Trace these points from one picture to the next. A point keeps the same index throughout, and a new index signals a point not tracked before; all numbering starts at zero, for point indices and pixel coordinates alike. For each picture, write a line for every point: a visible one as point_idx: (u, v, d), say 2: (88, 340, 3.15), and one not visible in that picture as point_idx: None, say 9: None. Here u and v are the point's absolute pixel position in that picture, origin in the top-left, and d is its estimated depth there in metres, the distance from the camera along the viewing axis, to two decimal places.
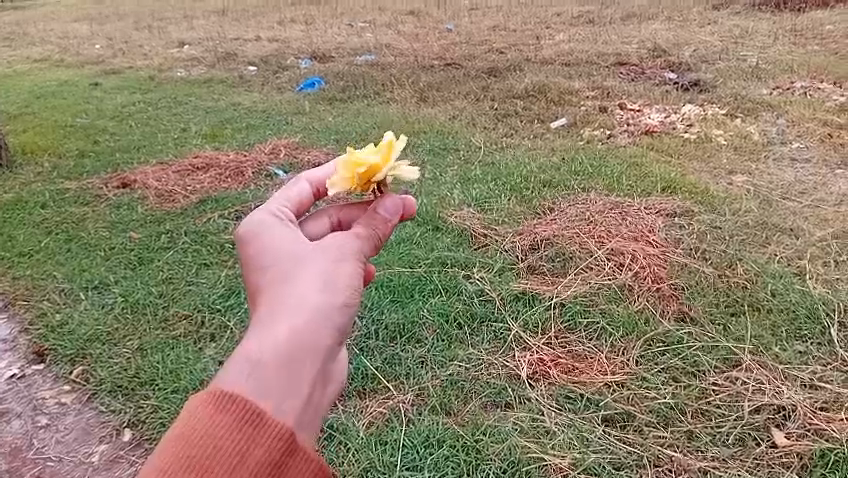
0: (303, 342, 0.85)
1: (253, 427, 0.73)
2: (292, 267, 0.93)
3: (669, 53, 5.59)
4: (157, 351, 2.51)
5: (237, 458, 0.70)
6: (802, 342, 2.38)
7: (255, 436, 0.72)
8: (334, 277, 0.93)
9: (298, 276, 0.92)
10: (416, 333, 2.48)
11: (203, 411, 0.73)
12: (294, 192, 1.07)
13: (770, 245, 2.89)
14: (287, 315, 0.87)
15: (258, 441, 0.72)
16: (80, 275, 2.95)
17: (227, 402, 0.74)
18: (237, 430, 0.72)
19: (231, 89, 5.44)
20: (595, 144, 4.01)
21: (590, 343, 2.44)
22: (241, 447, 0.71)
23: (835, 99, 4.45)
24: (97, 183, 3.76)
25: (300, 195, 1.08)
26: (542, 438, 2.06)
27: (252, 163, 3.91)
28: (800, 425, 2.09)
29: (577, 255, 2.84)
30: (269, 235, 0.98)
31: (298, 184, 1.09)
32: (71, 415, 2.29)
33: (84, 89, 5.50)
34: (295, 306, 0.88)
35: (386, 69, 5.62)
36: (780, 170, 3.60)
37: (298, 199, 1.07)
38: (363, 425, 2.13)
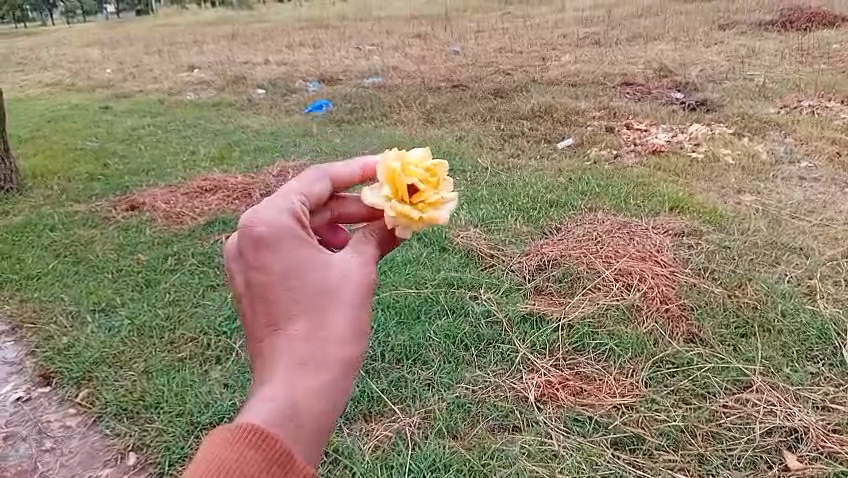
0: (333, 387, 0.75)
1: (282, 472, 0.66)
2: (319, 281, 0.80)
3: (675, 73, 5.61)
4: (163, 374, 2.50)
5: None
6: (814, 363, 2.35)
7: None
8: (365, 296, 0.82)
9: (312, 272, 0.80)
10: (422, 355, 2.46)
11: (228, 449, 0.65)
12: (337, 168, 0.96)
13: (779, 264, 2.87)
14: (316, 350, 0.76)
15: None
16: (87, 298, 2.95)
17: (254, 448, 0.66)
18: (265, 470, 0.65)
19: (240, 113, 5.49)
20: (602, 164, 4.01)
21: (599, 365, 2.41)
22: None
23: (842, 118, 4.44)
24: (105, 206, 3.78)
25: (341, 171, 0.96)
26: (550, 462, 2.03)
27: (259, 185, 3.93)
28: (813, 447, 2.05)
29: (585, 276, 2.82)
30: (282, 222, 0.82)
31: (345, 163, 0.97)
32: (75, 438, 2.28)
33: (94, 113, 5.55)
34: (327, 338, 0.77)
35: (394, 91, 5.66)
36: (789, 189, 3.58)
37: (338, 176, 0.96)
38: (369, 448, 2.10)
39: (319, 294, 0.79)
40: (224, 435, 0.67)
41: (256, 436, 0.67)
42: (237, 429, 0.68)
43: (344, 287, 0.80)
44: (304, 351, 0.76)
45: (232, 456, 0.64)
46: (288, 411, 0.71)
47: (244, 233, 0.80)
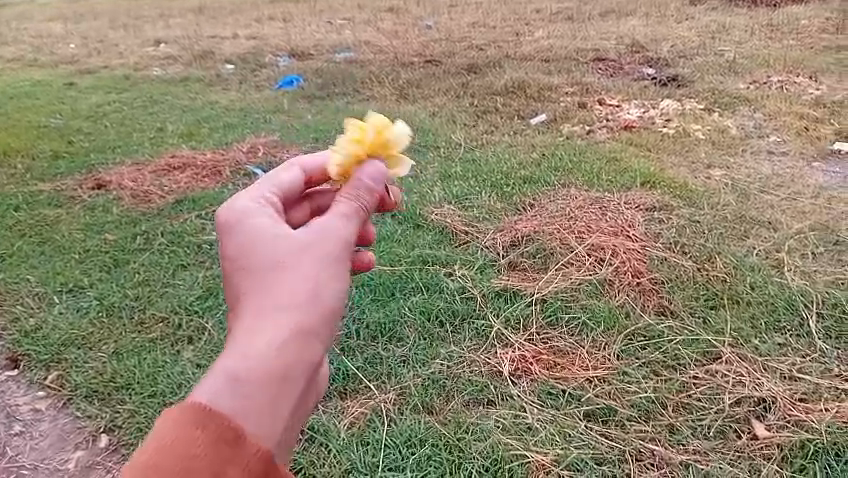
0: (290, 357, 0.92)
1: (233, 447, 0.81)
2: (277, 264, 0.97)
3: (647, 49, 5.61)
4: (134, 355, 2.47)
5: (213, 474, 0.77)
6: (781, 334, 2.40)
7: (236, 457, 0.80)
8: (320, 271, 0.98)
9: (273, 258, 0.98)
10: (397, 332, 2.46)
11: (176, 423, 0.80)
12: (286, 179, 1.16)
13: (749, 238, 2.91)
14: (274, 326, 0.92)
15: (236, 464, 0.80)
16: (54, 278, 2.89)
17: (208, 424, 0.81)
18: (213, 447, 0.80)
19: (209, 88, 5.38)
20: (575, 140, 4.01)
21: (572, 339, 2.43)
22: (219, 468, 0.78)
23: (810, 94, 4.50)
24: (71, 184, 3.69)
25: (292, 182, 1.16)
26: (524, 435, 2.05)
27: (229, 162, 3.86)
28: (780, 416, 2.10)
29: (558, 251, 2.84)
30: (250, 213, 1.04)
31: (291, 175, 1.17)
32: (45, 421, 2.25)
33: (57, 90, 5.40)
34: (278, 315, 0.94)
35: (366, 66, 5.58)
36: (758, 164, 3.63)
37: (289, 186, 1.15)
38: (344, 425, 2.11)
39: (269, 276, 0.97)
40: (182, 409, 0.82)
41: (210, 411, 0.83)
42: (197, 400, 0.84)
43: (291, 267, 0.97)
44: (253, 327, 0.92)
45: (180, 434, 0.79)
46: (244, 382, 0.88)
47: (220, 229, 1.03)
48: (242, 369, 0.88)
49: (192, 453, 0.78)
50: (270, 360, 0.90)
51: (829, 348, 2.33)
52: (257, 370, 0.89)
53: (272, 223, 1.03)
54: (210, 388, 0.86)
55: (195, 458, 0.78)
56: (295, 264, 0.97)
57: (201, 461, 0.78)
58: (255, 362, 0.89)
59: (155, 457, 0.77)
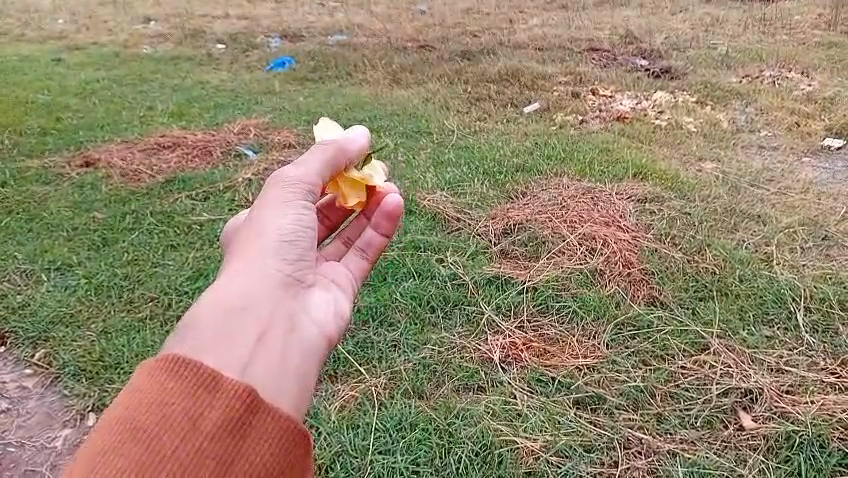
0: (245, 298, 1.06)
1: (207, 391, 0.81)
2: (239, 234, 1.18)
3: (641, 40, 5.60)
4: (123, 334, 2.46)
5: (192, 424, 0.78)
6: (769, 327, 2.42)
7: (212, 400, 0.80)
8: (266, 228, 1.16)
9: (241, 233, 1.17)
10: (388, 316, 2.47)
11: (146, 383, 0.81)
12: None
13: (739, 231, 2.93)
14: (233, 277, 1.09)
15: (213, 406, 0.80)
16: (42, 256, 2.87)
17: (178, 375, 0.82)
18: (192, 396, 0.80)
19: (199, 68, 5.32)
20: (568, 129, 4.02)
21: (562, 327, 2.45)
22: (197, 413, 0.79)
23: (802, 89, 4.52)
24: (59, 161, 3.65)
25: None
26: (514, 421, 2.07)
27: (219, 143, 3.84)
28: (767, 408, 2.13)
29: (549, 240, 2.85)
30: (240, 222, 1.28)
31: None
32: (32, 399, 2.25)
33: (45, 65, 5.32)
34: (232, 273, 1.09)
35: (359, 49, 5.54)
36: (749, 158, 3.65)
37: None
38: (334, 408, 2.13)
39: (234, 247, 1.16)
40: (150, 367, 0.83)
41: (179, 362, 0.83)
42: (165, 355, 0.86)
43: (247, 234, 1.16)
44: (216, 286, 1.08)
45: (155, 387, 0.81)
46: (208, 329, 0.99)
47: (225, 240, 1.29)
48: (204, 313, 1.02)
49: (162, 408, 0.78)
50: (228, 301, 1.04)
51: (816, 341, 2.36)
52: (216, 313, 1.02)
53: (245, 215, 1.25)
54: (175, 338, 0.98)
55: (168, 407, 0.79)
56: (252, 224, 1.17)
57: (171, 411, 0.78)
58: (214, 306, 1.02)
59: (131, 417, 0.78)
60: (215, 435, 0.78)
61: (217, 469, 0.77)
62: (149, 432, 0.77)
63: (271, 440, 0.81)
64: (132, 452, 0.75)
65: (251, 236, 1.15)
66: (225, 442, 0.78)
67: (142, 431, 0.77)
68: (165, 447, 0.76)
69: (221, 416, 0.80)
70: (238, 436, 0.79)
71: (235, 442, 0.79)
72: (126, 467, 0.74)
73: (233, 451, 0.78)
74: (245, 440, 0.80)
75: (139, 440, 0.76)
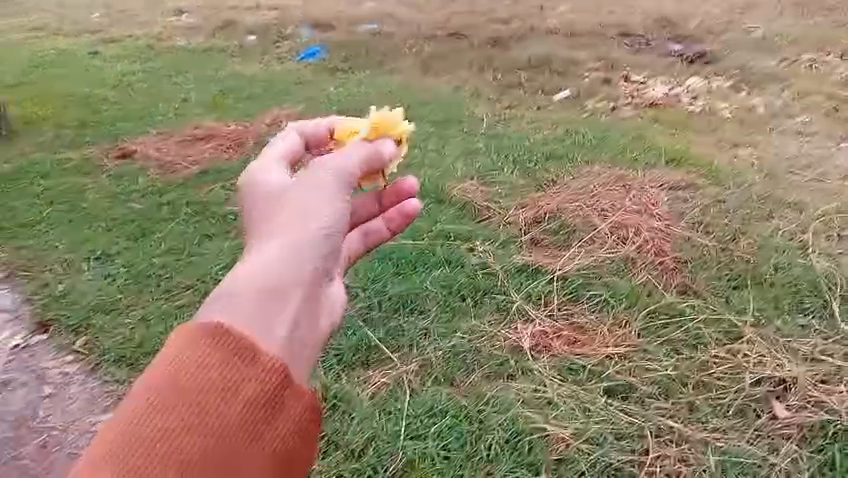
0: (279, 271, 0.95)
1: (245, 363, 0.78)
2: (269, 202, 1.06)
3: (675, 24, 5.51)
4: (161, 321, 2.52)
5: (231, 394, 0.76)
6: (805, 316, 2.39)
7: (248, 371, 0.78)
8: (310, 198, 1.04)
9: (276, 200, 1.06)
10: (418, 305, 2.50)
11: (188, 346, 0.77)
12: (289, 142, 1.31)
13: (774, 218, 2.89)
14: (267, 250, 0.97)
15: (250, 377, 0.77)
16: (82, 245, 2.96)
17: (218, 345, 0.78)
18: (228, 367, 0.77)
19: (231, 60, 5.39)
20: (599, 116, 3.99)
21: (593, 315, 2.45)
22: (234, 385, 0.76)
23: (841, 73, 4.42)
24: (98, 153, 3.74)
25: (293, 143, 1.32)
26: (544, 408, 2.09)
27: (252, 134, 3.89)
28: (801, 397, 2.10)
29: (580, 228, 2.84)
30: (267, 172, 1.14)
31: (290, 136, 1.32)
32: (74, 385, 2.33)
33: (82, 58, 5.44)
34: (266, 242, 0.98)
35: (388, 38, 5.55)
36: (785, 144, 3.58)
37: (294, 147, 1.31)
38: (367, 394, 2.17)
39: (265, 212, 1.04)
40: (188, 332, 0.78)
41: (220, 330, 0.79)
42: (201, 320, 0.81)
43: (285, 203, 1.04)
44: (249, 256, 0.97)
45: (195, 358, 0.76)
46: (238, 306, 0.89)
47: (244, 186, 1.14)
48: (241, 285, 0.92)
49: (203, 374, 0.76)
50: (265, 276, 0.93)
51: None
52: (247, 304, 0.90)
53: (275, 180, 1.12)
54: (205, 308, 0.89)
55: (204, 382, 0.75)
56: (286, 199, 1.05)
57: (214, 378, 0.76)
58: (246, 276, 0.93)
59: (166, 387, 0.74)
60: (249, 411, 0.76)
61: (251, 436, 0.77)
62: (192, 397, 0.75)
63: (296, 424, 0.80)
64: (175, 411, 0.74)
65: (286, 210, 1.03)
66: (259, 414, 0.77)
67: (186, 395, 0.75)
68: (208, 413, 0.75)
69: (257, 387, 0.77)
70: (273, 405, 0.78)
71: (269, 416, 0.78)
72: (172, 428, 0.73)
73: (264, 421, 0.78)
74: (277, 413, 0.78)
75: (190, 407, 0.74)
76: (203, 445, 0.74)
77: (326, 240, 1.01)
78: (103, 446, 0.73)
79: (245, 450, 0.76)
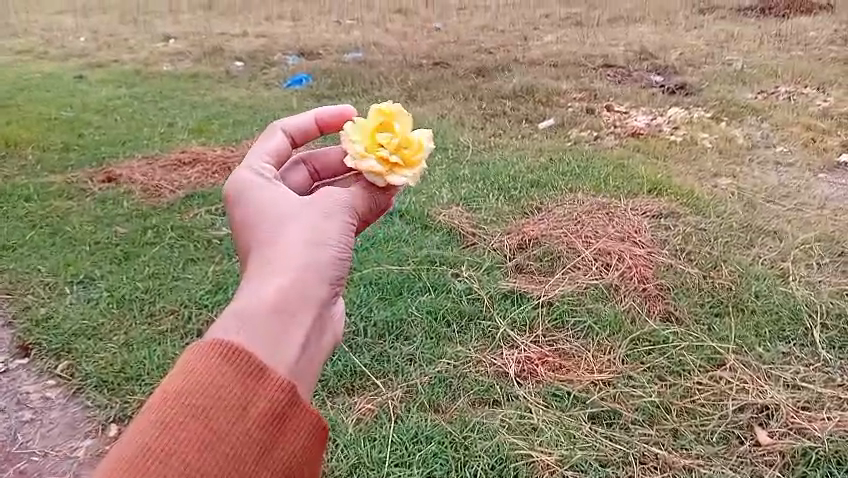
0: (288, 292, 0.99)
1: (255, 382, 0.84)
2: (265, 218, 1.09)
3: (656, 56, 5.63)
4: (144, 347, 2.50)
5: (241, 409, 0.81)
6: (785, 343, 2.42)
7: (258, 389, 0.83)
8: (313, 219, 1.08)
9: (276, 219, 1.08)
10: (404, 331, 2.50)
11: (202, 364, 0.83)
12: (271, 144, 1.26)
13: (754, 247, 2.94)
14: (270, 271, 1.00)
15: (260, 394, 0.83)
16: (65, 269, 2.93)
17: (231, 363, 0.84)
18: (241, 384, 0.83)
19: (218, 85, 5.42)
20: (583, 145, 4.05)
21: (578, 342, 2.46)
22: (245, 401, 0.81)
23: (818, 105, 4.53)
24: (82, 177, 3.72)
25: (276, 146, 1.27)
26: (530, 435, 2.09)
27: (238, 159, 3.90)
28: (783, 424, 2.13)
29: (565, 255, 2.87)
30: (256, 186, 1.15)
31: (273, 137, 1.28)
32: (56, 410, 2.29)
33: (68, 83, 5.43)
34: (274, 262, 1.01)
35: (375, 66, 5.61)
36: (764, 174, 3.65)
37: (275, 150, 1.26)
38: (352, 420, 2.15)
39: (267, 230, 1.07)
40: (205, 354, 0.84)
41: (229, 348, 0.85)
42: (216, 342, 0.85)
43: (287, 223, 1.07)
44: (255, 278, 1.00)
45: (211, 377, 0.81)
46: (244, 324, 0.93)
47: (230, 197, 1.15)
48: (248, 305, 0.96)
49: (216, 391, 0.81)
50: (272, 297, 0.97)
51: (833, 358, 2.36)
52: (258, 325, 0.94)
53: (270, 193, 1.13)
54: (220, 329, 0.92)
55: (218, 398, 0.80)
56: (284, 218, 1.08)
57: (226, 394, 0.81)
58: (255, 299, 0.96)
59: (181, 403, 0.79)
60: (259, 427, 0.81)
61: (260, 451, 0.81)
62: (206, 412, 0.79)
63: (301, 439, 0.85)
64: (187, 424, 0.78)
65: (286, 229, 1.06)
66: (268, 430, 0.82)
67: (199, 409, 0.79)
68: (219, 427, 0.79)
69: (266, 405, 0.83)
70: (280, 422, 0.83)
71: (275, 431, 0.82)
72: (186, 439, 0.77)
73: (274, 437, 0.82)
74: (284, 430, 0.83)
75: (198, 420, 0.78)
76: (215, 457, 0.77)
77: (331, 263, 1.04)
78: (118, 460, 0.76)
79: (253, 465, 0.80)
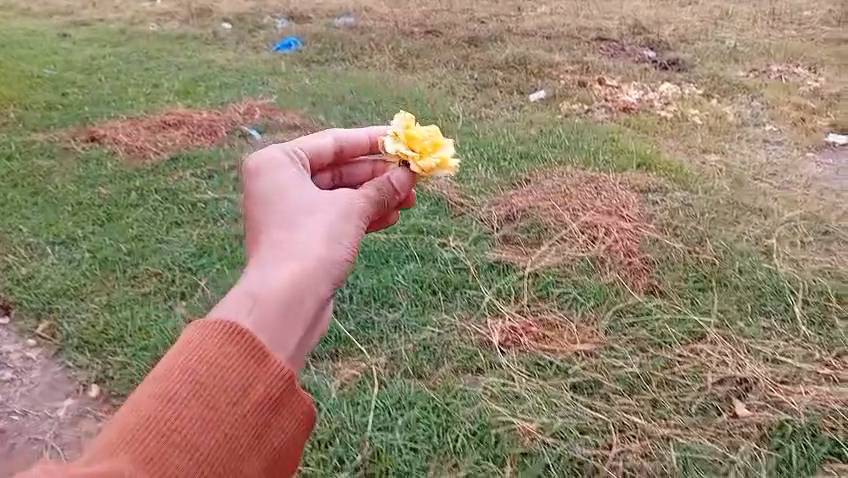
0: (297, 281, 0.97)
1: (257, 363, 0.85)
2: (279, 203, 1.07)
3: (649, 31, 5.57)
4: (126, 308, 2.49)
5: (242, 391, 0.82)
6: (766, 318, 2.45)
7: (259, 371, 0.84)
8: (328, 213, 1.07)
9: (291, 205, 1.07)
10: (389, 298, 2.49)
11: (208, 342, 0.84)
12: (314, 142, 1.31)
13: (740, 223, 2.94)
14: (281, 258, 0.99)
15: (260, 376, 0.84)
16: (47, 229, 2.89)
17: (236, 347, 0.84)
18: (243, 366, 0.84)
19: (205, 47, 5.32)
20: (573, 118, 4.03)
21: (562, 312, 2.47)
22: (246, 385, 0.83)
23: (809, 84, 4.52)
24: (65, 136, 3.66)
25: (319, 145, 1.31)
26: (511, 403, 2.10)
27: (225, 122, 3.84)
28: (761, 396, 2.15)
29: (551, 227, 2.86)
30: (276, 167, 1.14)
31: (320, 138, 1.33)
32: (36, 370, 2.28)
33: (51, 40, 5.31)
34: (286, 249, 1.00)
35: (366, 32, 5.52)
36: (753, 151, 3.65)
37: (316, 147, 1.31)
38: (335, 386, 2.16)
39: (281, 213, 1.06)
40: (212, 335, 0.84)
41: (235, 331, 0.85)
42: (225, 324, 0.86)
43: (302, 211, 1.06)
44: (265, 261, 0.98)
45: (217, 358, 0.83)
46: (256, 303, 0.92)
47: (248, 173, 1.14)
48: (255, 289, 0.94)
49: (219, 370, 0.82)
50: (280, 283, 0.96)
51: (813, 334, 2.38)
52: (266, 310, 0.92)
53: (287, 178, 1.12)
54: (228, 309, 0.91)
55: (221, 379, 0.82)
56: (298, 206, 1.06)
57: (228, 375, 0.82)
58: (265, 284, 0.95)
59: (186, 380, 0.80)
60: (256, 409, 0.83)
61: (255, 432, 0.83)
62: (208, 390, 0.81)
63: (293, 424, 0.87)
64: (189, 401, 0.80)
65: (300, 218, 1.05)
66: (265, 411, 0.84)
67: (201, 387, 0.81)
68: (219, 406, 0.80)
69: (266, 388, 0.84)
70: (276, 406, 0.85)
71: (271, 413, 0.84)
72: (186, 417, 0.79)
73: (268, 418, 0.84)
74: (278, 414, 0.85)
75: (201, 397, 0.80)
76: (212, 436, 0.79)
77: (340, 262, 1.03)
78: (117, 430, 0.77)
79: (247, 446, 0.82)
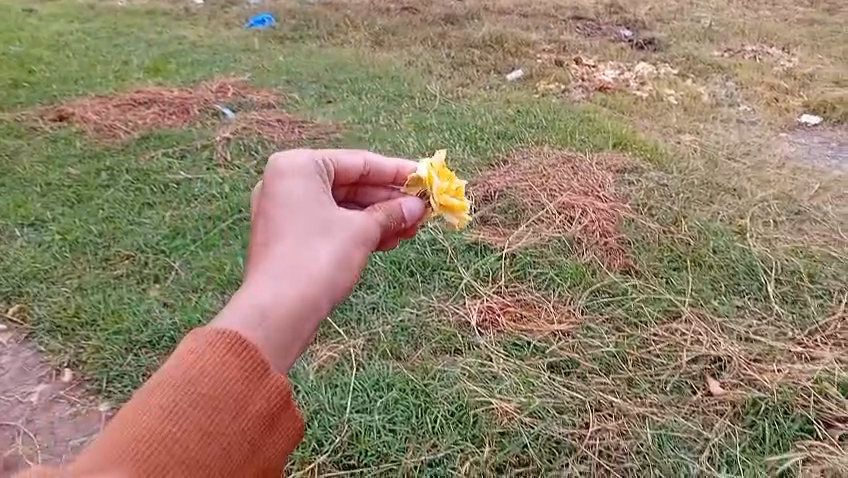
0: (307, 301, 0.85)
1: (257, 375, 0.73)
2: (298, 205, 0.95)
3: (625, 10, 5.57)
4: (98, 291, 2.44)
5: (241, 405, 0.71)
6: (740, 297, 2.48)
7: (259, 384, 0.72)
8: (349, 230, 0.96)
9: (311, 210, 0.95)
10: (366, 280, 2.48)
11: (208, 348, 0.72)
12: None
13: (714, 203, 2.97)
14: (292, 270, 0.86)
15: (260, 390, 0.72)
16: (15, 211, 2.82)
17: (237, 357, 0.72)
18: (242, 377, 0.72)
19: (176, 23, 5.19)
20: (550, 98, 4.03)
21: (539, 292, 2.48)
22: (245, 399, 0.71)
23: (782, 65, 4.56)
24: (32, 115, 3.56)
25: None
26: (489, 383, 2.11)
27: (197, 101, 3.76)
28: (734, 374, 2.19)
29: (529, 208, 2.86)
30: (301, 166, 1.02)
31: None
32: (6, 355, 2.23)
33: (16, 16, 5.15)
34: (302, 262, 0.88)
35: (341, 9, 5.44)
36: (727, 131, 3.68)
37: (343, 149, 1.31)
38: (313, 368, 2.15)
39: (301, 216, 0.93)
40: (213, 341, 0.72)
41: (237, 341, 0.73)
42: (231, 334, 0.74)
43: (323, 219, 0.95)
44: (277, 270, 0.86)
45: (218, 366, 0.71)
46: (258, 320, 0.80)
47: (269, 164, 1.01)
48: (262, 302, 0.81)
49: (218, 379, 0.70)
50: (290, 300, 0.83)
51: (785, 312, 2.42)
52: (272, 329, 0.80)
53: (310, 180, 1.00)
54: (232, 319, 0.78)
55: (220, 392, 0.70)
56: (319, 215, 0.95)
57: (227, 384, 0.71)
58: (273, 296, 0.83)
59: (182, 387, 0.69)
60: (253, 424, 0.71)
61: (250, 449, 0.71)
62: (204, 399, 0.69)
63: (287, 444, 0.75)
64: (178, 414, 0.68)
65: (320, 228, 0.93)
66: (262, 426, 0.72)
67: (199, 397, 0.69)
68: (216, 418, 0.69)
69: (265, 402, 0.72)
70: (271, 423, 0.73)
71: (269, 428, 0.73)
72: (174, 434, 0.67)
73: (265, 434, 0.73)
74: (274, 432, 0.74)
75: (198, 406, 0.69)
76: (201, 459, 0.68)
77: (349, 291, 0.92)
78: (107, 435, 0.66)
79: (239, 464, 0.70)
